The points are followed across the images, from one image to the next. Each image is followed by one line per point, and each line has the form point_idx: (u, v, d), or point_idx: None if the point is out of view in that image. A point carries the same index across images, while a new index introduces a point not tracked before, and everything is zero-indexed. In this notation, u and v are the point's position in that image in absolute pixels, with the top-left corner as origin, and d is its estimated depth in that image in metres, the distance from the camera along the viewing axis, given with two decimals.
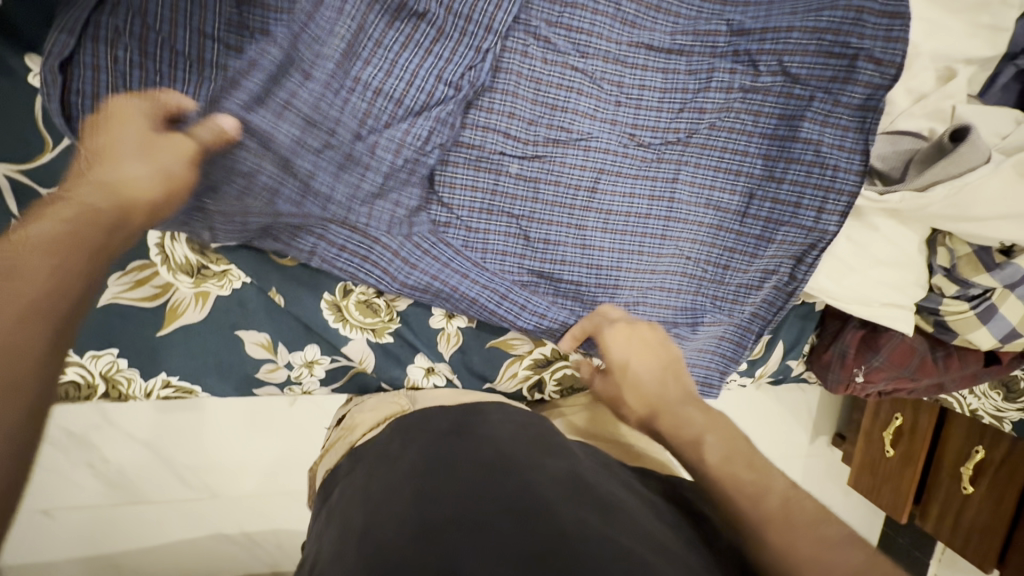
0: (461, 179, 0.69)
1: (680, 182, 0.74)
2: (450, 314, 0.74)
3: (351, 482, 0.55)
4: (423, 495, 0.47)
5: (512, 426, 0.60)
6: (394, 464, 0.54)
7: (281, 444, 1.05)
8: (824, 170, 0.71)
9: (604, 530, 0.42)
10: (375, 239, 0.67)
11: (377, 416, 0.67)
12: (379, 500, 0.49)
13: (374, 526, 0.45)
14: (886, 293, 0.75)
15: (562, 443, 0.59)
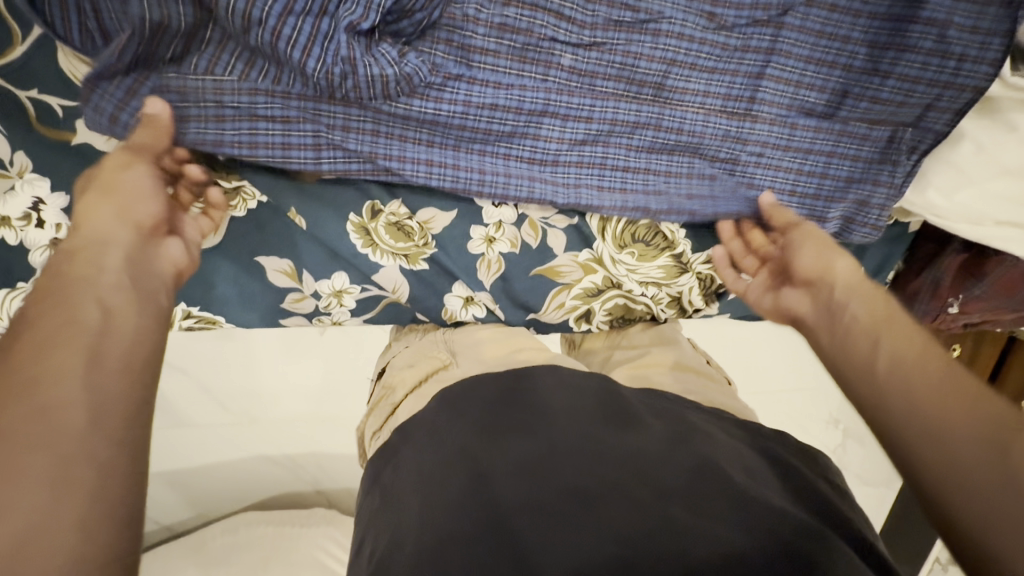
0: (500, 72, 0.57)
1: (766, 76, 0.61)
2: (491, 239, 0.66)
3: (399, 460, 0.52)
4: (477, 479, 0.44)
5: (567, 391, 0.53)
6: (440, 439, 0.50)
7: (313, 372, 1.01)
8: (944, 62, 0.56)
9: (690, 522, 0.40)
10: (398, 136, 0.57)
11: (417, 377, 0.62)
12: (429, 485, 0.46)
13: (429, 516, 0.43)
14: (1005, 209, 0.63)
15: (625, 403, 0.53)
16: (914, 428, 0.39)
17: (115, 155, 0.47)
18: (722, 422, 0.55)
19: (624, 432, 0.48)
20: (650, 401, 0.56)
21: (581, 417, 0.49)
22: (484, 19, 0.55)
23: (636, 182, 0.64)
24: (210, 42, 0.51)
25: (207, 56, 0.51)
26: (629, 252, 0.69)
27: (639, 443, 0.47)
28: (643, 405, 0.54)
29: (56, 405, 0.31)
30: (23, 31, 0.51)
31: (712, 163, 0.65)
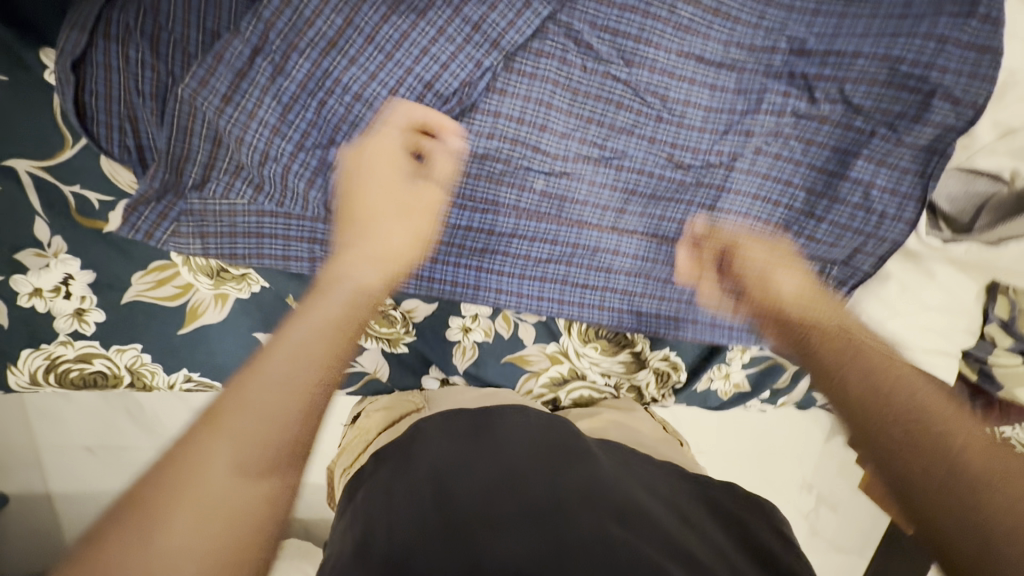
0: (480, 193, 0.66)
1: (719, 208, 0.69)
2: (467, 328, 0.73)
3: (375, 478, 0.55)
4: (444, 495, 0.50)
5: (532, 424, 0.60)
6: (408, 462, 0.55)
7: None
8: (868, 215, 0.64)
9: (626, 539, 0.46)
10: None
11: (388, 416, 0.68)
12: (399, 497, 0.50)
13: (398, 528, 0.47)
14: (931, 339, 0.69)
15: (584, 444, 0.59)
16: (894, 407, 0.46)
17: (348, 150, 0.58)
18: (668, 476, 0.60)
19: (582, 465, 0.54)
20: (610, 450, 0.61)
21: (529, 447, 0.56)
22: (469, 151, 0.63)
23: (590, 295, 0.72)
24: (225, 176, 0.58)
25: (223, 184, 0.59)
26: (593, 346, 0.76)
27: (593, 477, 0.53)
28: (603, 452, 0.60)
29: (226, 449, 0.36)
30: (71, 137, 0.58)
31: (662, 284, 0.73)
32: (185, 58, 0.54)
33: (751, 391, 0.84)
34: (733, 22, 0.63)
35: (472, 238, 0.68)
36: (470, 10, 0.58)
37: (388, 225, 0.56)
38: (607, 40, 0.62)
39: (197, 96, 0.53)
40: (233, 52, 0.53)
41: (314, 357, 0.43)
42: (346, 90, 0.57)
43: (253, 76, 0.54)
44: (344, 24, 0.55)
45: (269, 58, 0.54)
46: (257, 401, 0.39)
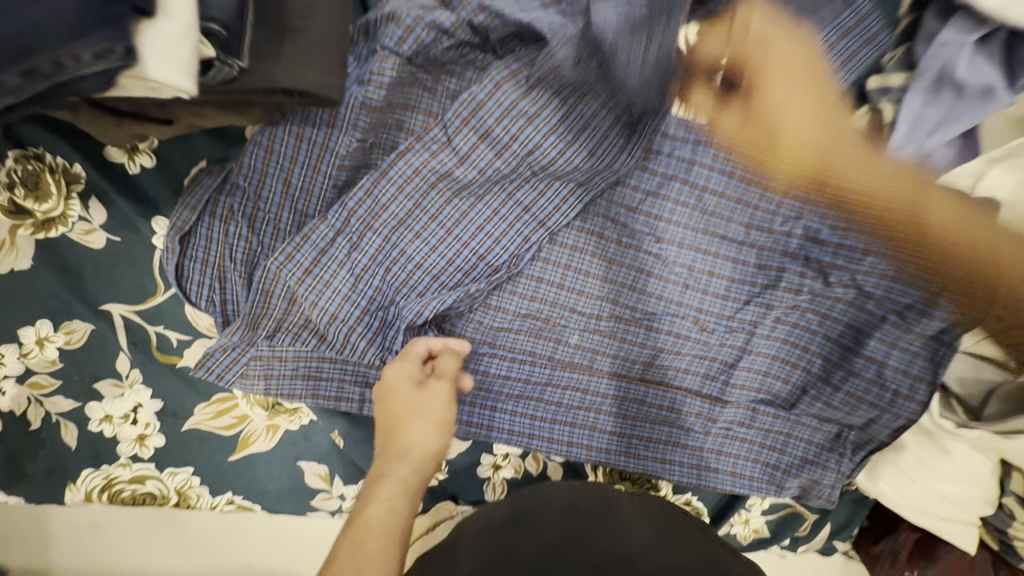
0: (519, 344, 0.72)
1: (738, 367, 0.74)
2: (498, 464, 0.77)
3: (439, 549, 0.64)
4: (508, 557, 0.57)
5: (563, 506, 0.67)
6: (467, 542, 0.63)
7: None
8: (883, 391, 0.68)
9: None
10: None
11: (433, 520, 0.76)
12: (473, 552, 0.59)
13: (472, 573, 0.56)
14: (946, 509, 0.72)
15: (615, 510, 0.66)
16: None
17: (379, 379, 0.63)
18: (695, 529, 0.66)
19: (615, 530, 0.61)
20: (642, 503, 0.69)
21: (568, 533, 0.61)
22: (514, 310, 0.71)
23: (613, 441, 0.76)
24: (294, 331, 0.65)
25: (292, 335, 0.65)
26: (617, 486, 0.80)
27: (621, 535, 0.60)
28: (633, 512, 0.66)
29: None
30: (164, 286, 0.66)
31: (685, 434, 0.76)
32: (282, 234, 0.63)
33: (772, 537, 0.84)
34: (754, 209, 0.70)
35: (510, 383, 0.73)
36: (522, 195, 0.67)
37: (415, 433, 0.60)
38: (641, 221, 0.70)
39: (283, 270, 0.61)
40: (319, 232, 0.61)
41: (393, 531, 0.54)
42: (408, 257, 0.65)
43: (333, 249, 0.62)
44: (416, 205, 0.64)
45: (348, 236, 0.62)
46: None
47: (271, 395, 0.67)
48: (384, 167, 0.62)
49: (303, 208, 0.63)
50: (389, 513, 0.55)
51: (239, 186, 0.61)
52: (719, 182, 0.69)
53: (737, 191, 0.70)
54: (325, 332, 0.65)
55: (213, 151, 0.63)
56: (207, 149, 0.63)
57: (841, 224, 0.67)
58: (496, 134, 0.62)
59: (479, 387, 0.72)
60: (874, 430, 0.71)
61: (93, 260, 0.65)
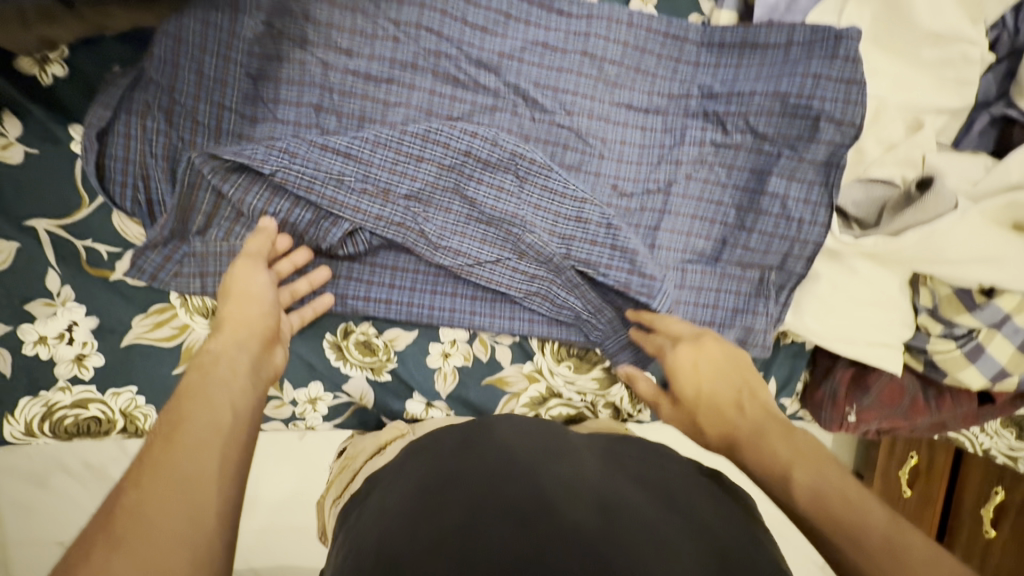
0: (489, 238, 0.73)
1: (662, 229, 0.77)
2: (447, 353, 0.78)
3: (369, 502, 0.57)
4: (438, 496, 0.51)
5: (517, 437, 0.61)
6: (402, 477, 0.57)
7: (296, 480, 1.04)
8: (789, 222, 0.74)
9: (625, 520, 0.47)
10: (370, 280, 0.74)
11: (377, 443, 0.73)
12: (405, 495, 0.53)
13: (395, 514, 0.49)
14: (869, 333, 0.76)
15: (567, 449, 0.60)
16: (799, 492, 0.48)
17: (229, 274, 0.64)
18: (660, 459, 0.60)
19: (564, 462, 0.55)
20: (607, 449, 0.62)
21: (521, 458, 0.55)
22: (480, 208, 0.71)
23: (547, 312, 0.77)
24: (223, 228, 0.68)
25: (223, 231, 0.68)
26: (566, 364, 0.82)
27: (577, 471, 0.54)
28: (592, 455, 0.60)
29: (212, 490, 0.42)
30: (89, 198, 0.67)
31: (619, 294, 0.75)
32: (209, 130, 0.66)
33: None
34: (653, 76, 0.76)
35: (443, 253, 0.72)
36: (440, 89, 0.71)
37: (232, 323, 0.59)
38: (550, 96, 0.74)
39: (208, 164, 0.63)
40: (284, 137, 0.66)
41: (240, 395, 0.52)
42: (368, 164, 0.67)
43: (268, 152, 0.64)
44: (339, 96, 0.68)
45: (273, 133, 0.67)
46: (201, 453, 0.44)
47: (210, 294, 0.69)
48: (295, 57, 0.66)
49: (220, 100, 0.65)
50: (220, 387, 0.51)
51: (153, 82, 0.63)
52: (616, 52, 0.75)
53: (634, 60, 0.75)
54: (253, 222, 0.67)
55: (126, 57, 0.65)
56: (120, 55, 0.65)
57: (730, 75, 0.74)
58: (404, 21, 0.69)
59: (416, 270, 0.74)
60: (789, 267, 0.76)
61: (11, 175, 0.65)
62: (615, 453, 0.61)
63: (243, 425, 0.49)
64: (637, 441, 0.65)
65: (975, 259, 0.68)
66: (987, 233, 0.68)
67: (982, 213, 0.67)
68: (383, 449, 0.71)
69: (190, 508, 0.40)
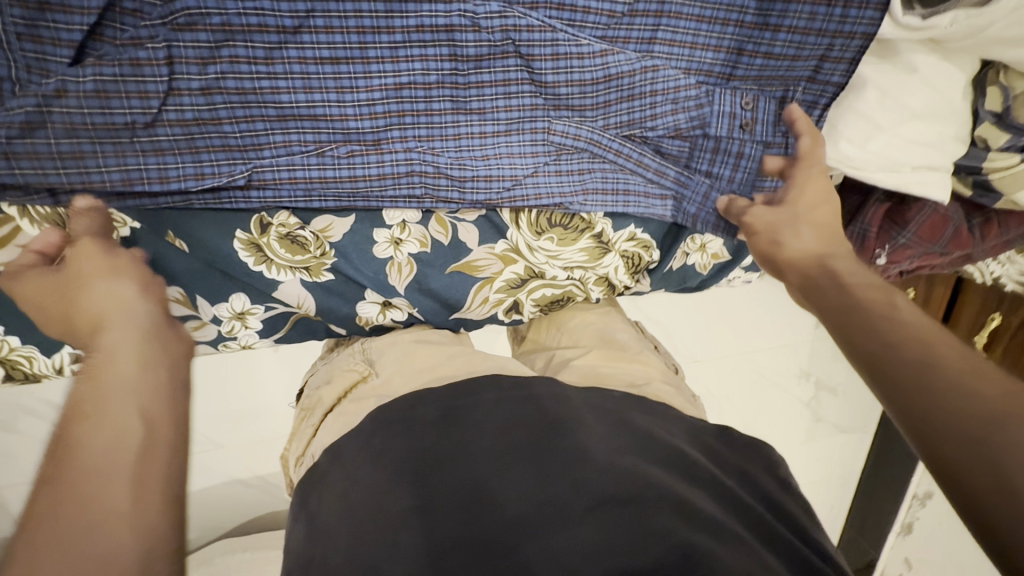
0: (496, 156, 0.60)
1: (658, 44, 0.57)
2: (397, 240, 0.62)
3: (330, 486, 0.48)
4: (415, 516, 0.42)
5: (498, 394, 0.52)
6: (374, 468, 0.47)
7: (277, 394, 0.99)
8: (830, 10, 0.55)
9: (638, 514, 0.42)
10: (294, 167, 0.55)
11: (335, 395, 0.61)
12: (369, 507, 0.44)
13: (362, 544, 0.42)
14: (917, 154, 0.60)
15: (573, 410, 0.51)
16: (959, 421, 0.36)
17: None
18: (663, 420, 0.53)
19: (572, 434, 0.48)
20: (592, 401, 0.53)
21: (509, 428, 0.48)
22: (491, 119, 0.58)
23: (555, 205, 0.63)
24: (30, 117, 0.47)
25: (21, 111, 0.46)
26: (548, 237, 0.66)
27: (579, 449, 0.46)
28: (591, 411, 0.52)
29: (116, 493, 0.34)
30: None
31: (612, 185, 0.64)
32: None
33: (732, 259, 0.76)
34: None
35: (439, 152, 0.58)
36: None
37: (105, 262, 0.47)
38: None
39: None
40: (185, 79, 0.49)
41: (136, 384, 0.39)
42: (380, 150, 0.57)
43: (210, 136, 0.52)
44: None
45: None
46: (110, 425, 0.37)
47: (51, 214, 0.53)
48: None
49: None
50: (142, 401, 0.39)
51: None
52: None
53: None
54: (66, 85, 0.47)
55: None
56: None
57: None
58: None
59: (374, 169, 0.57)
60: (772, 164, 0.60)
61: None
62: (603, 406, 0.53)
63: (164, 410, 0.39)
64: (627, 396, 0.55)
65: None
66: None
67: None
68: (342, 400, 0.60)
69: (88, 488, 0.33)
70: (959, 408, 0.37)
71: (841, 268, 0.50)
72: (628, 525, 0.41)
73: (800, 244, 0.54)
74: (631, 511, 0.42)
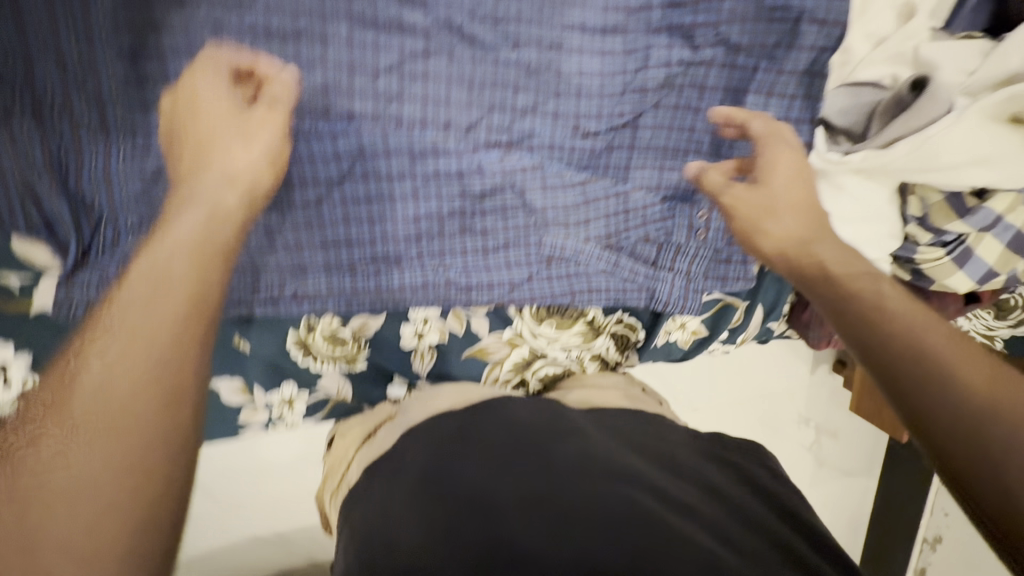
0: (498, 266, 0.71)
1: (632, 170, 0.72)
2: (420, 333, 0.74)
3: (366, 498, 0.58)
4: (445, 503, 0.53)
5: None
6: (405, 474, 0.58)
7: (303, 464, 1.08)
8: None
9: (618, 494, 0.52)
10: (327, 287, 0.66)
11: (367, 426, 0.71)
12: (402, 498, 0.55)
13: (396, 525, 0.52)
14: (856, 250, 0.72)
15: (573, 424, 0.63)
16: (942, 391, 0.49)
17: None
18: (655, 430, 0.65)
19: (573, 441, 0.59)
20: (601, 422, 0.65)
21: None
22: (491, 237, 0.70)
23: (550, 301, 0.74)
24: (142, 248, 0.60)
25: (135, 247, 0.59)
26: (548, 324, 0.78)
27: (580, 450, 0.57)
28: (593, 428, 0.64)
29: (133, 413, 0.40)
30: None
31: (597, 282, 0.76)
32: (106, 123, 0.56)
33: (710, 334, 0.87)
34: None
35: (448, 266, 0.69)
36: (360, 36, 0.61)
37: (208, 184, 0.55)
38: (490, 28, 0.64)
39: (116, 163, 0.58)
40: (254, 220, 0.62)
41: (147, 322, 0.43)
42: (399, 269, 0.68)
43: (270, 261, 0.64)
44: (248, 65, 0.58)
45: (168, 119, 0.57)
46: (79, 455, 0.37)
47: None
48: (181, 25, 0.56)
49: (103, 90, 0.56)
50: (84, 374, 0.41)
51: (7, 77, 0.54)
52: None
53: None
54: None
55: None
56: None
57: None
58: None
59: (395, 282, 0.68)
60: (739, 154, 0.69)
61: None
62: (608, 425, 0.65)
63: (171, 369, 0.42)
64: (628, 416, 0.67)
65: (973, 162, 0.62)
66: (991, 132, 0.61)
67: (985, 113, 0.60)
68: (372, 436, 0.69)
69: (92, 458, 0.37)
70: (942, 385, 0.49)
71: (832, 266, 0.62)
72: (607, 492, 0.53)
73: (788, 229, 0.65)
74: (610, 481, 0.54)
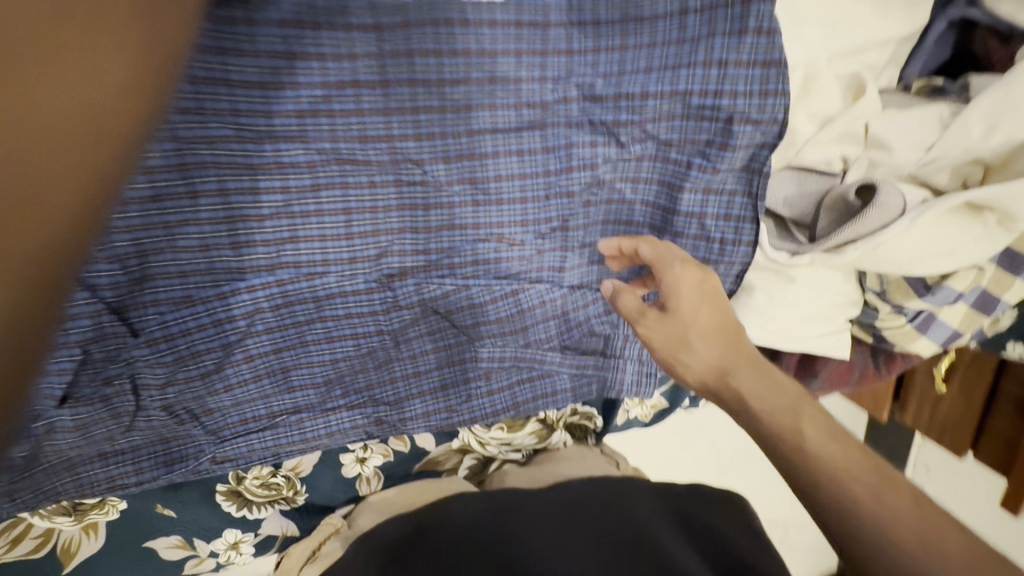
0: (434, 391, 0.66)
1: (568, 271, 0.66)
2: (362, 458, 0.70)
3: None
4: None
5: None
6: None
7: None
8: (710, 246, 0.62)
9: None
10: (251, 447, 0.61)
11: (309, 545, 0.65)
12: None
13: None
14: (819, 327, 0.67)
15: (525, 520, 0.59)
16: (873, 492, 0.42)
17: None
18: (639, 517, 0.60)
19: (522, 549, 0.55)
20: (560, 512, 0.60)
21: None
22: (425, 360, 0.65)
23: (494, 416, 0.69)
24: None
25: None
26: (498, 428, 0.74)
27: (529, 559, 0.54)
28: (548, 518, 0.59)
29: None
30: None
31: (544, 387, 0.71)
32: None
33: (671, 404, 0.84)
34: (516, 83, 0.56)
35: (381, 400, 0.64)
36: (233, 184, 0.52)
37: None
38: (386, 150, 0.55)
39: None
40: (153, 397, 0.56)
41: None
42: (326, 414, 0.62)
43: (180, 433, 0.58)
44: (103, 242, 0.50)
45: None
46: None
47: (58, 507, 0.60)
48: None
49: None
50: None
51: None
52: (456, 69, 0.54)
53: (485, 69, 0.54)
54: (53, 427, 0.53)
55: None
56: None
57: (615, 69, 0.56)
58: None
59: (320, 426, 0.62)
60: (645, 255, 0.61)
61: None
62: (569, 511, 0.60)
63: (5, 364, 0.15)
64: (590, 495, 0.62)
65: (936, 254, 0.57)
66: (947, 230, 0.56)
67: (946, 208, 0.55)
68: (316, 554, 0.64)
69: None
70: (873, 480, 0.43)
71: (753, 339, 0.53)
72: None
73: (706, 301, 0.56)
74: None
